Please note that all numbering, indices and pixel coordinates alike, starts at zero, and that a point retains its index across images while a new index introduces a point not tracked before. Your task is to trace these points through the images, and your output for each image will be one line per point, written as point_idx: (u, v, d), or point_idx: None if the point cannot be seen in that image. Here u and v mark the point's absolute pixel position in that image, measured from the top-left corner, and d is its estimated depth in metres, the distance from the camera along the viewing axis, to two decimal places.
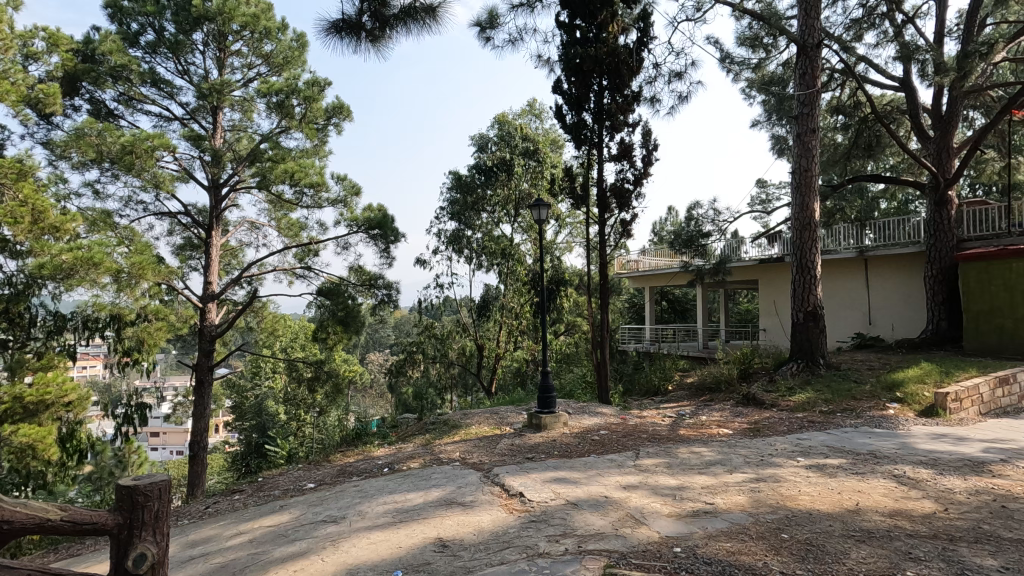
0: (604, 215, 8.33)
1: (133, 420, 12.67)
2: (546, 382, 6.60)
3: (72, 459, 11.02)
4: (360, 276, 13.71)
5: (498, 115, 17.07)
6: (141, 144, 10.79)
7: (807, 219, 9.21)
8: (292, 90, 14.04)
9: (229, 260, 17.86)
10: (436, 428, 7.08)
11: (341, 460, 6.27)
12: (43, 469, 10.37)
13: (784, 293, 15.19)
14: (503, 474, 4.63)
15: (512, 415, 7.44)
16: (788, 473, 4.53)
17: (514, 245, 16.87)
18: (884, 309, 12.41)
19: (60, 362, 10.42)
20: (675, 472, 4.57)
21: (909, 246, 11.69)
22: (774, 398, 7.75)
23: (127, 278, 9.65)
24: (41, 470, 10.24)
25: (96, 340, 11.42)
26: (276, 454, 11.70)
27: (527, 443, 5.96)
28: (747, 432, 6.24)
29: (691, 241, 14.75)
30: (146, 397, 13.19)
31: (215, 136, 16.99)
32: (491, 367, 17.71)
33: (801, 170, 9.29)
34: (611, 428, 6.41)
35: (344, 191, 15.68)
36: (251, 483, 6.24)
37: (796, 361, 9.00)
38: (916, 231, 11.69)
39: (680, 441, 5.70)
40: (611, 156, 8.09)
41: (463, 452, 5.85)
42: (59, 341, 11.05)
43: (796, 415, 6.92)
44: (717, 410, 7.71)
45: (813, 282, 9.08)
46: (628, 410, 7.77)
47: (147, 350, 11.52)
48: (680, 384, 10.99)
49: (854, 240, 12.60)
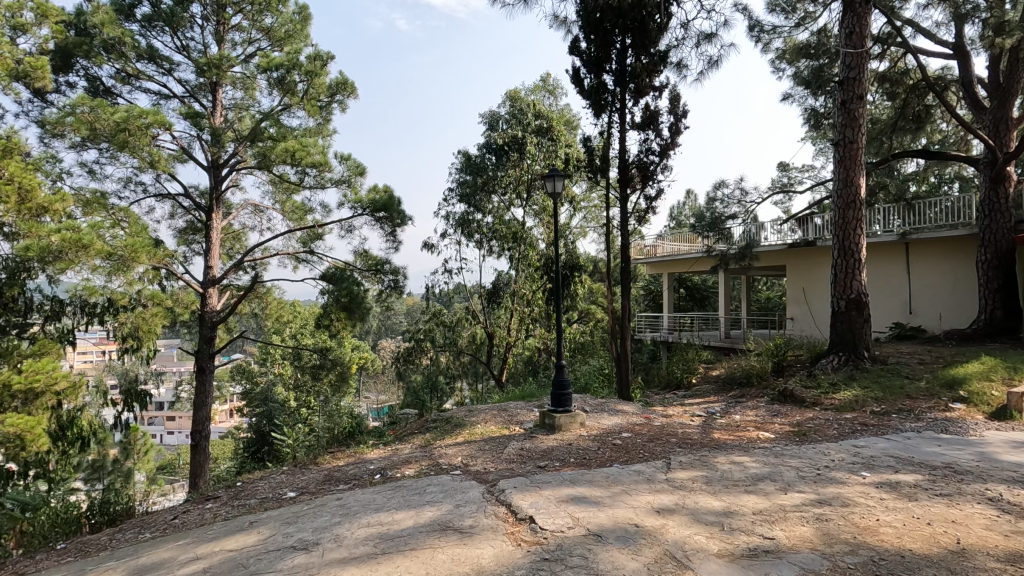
0: (626, 192, 7.43)
1: (132, 405, 12.35)
2: (561, 378, 5.83)
3: (75, 448, 10.68)
4: (366, 261, 13.03)
5: (510, 91, 16.10)
6: (135, 121, 10.08)
7: (852, 196, 8.27)
8: (293, 64, 13.29)
9: (232, 244, 17.31)
10: (438, 425, 6.38)
11: (329, 462, 5.61)
12: (44, 457, 9.97)
13: (814, 280, 14.24)
14: (511, 490, 3.88)
15: (522, 412, 6.72)
16: (858, 494, 3.73)
17: (526, 228, 15.96)
18: (927, 297, 11.47)
19: (58, 349, 9.87)
20: (718, 490, 3.80)
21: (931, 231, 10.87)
22: (816, 395, 6.92)
23: (121, 262, 8.99)
24: (41, 458, 9.87)
25: (96, 326, 10.83)
26: (281, 442, 11.16)
27: (539, 447, 5.22)
28: (792, 437, 5.44)
29: (716, 224, 13.79)
30: (147, 383, 12.94)
31: (216, 115, 16.32)
32: (502, 356, 16.97)
33: (845, 142, 8.33)
34: (635, 429, 5.65)
35: (348, 171, 14.97)
36: (231, 486, 5.58)
37: (837, 354, 8.13)
38: (948, 214, 10.77)
39: (716, 448, 4.92)
40: (634, 126, 7.23)
41: (465, 457, 5.13)
42: (59, 327, 10.52)
43: (843, 416, 6.10)
44: (751, 409, 6.92)
45: (857, 267, 8.19)
46: (651, 408, 7.00)
47: (146, 338, 10.90)
48: (704, 377, 10.21)
49: (879, 224, 11.89)
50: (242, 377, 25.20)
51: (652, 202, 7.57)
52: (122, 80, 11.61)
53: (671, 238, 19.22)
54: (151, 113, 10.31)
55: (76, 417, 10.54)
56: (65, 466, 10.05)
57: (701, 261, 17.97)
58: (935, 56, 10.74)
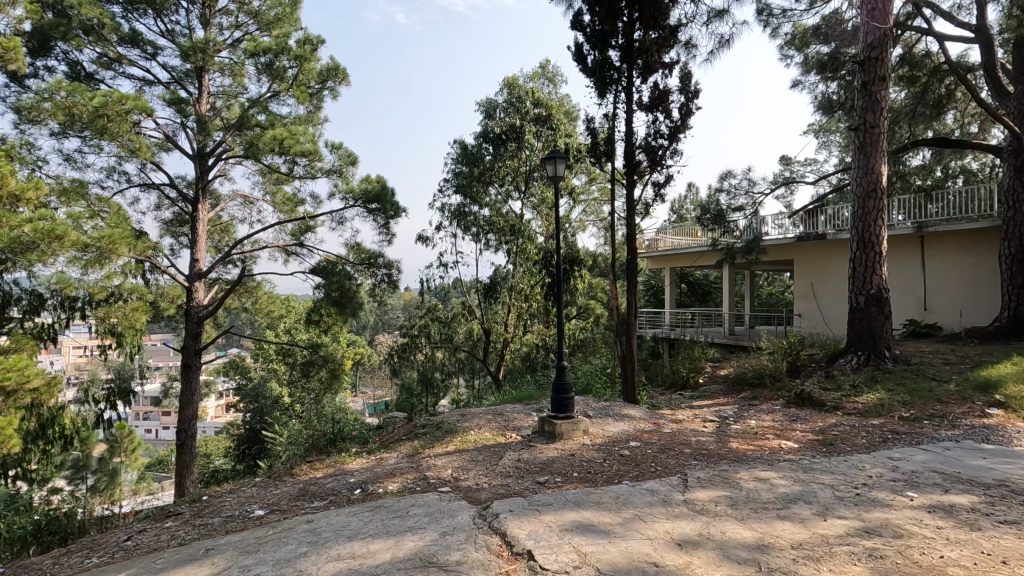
0: (632, 179, 6.84)
1: (116, 403, 11.60)
2: (562, 380, 5.31)
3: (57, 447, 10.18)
4: (359, 255, 12.46)
5: (507, 77, 15.48)
6: (112, 104, 9.33)
7: (872, 184, 7.73)
8: (281, 48, 12.69)
9: (220, 237, 16.72)
10: (427, 431, 5.85)
11: (307, 473, 5.06)
12: (24, 455, 9.52)
13: (823, 275, 13.71)
14: (506, 515, 3.34)
15: (520, 416, 6.18)
16: (910, 521, 3.20)
17: (524, 221, 15.36)
18: (944, 294, 10.99)
19: (34, 347, 9.20)
20: (747, 516, 3.27)
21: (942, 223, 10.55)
22: (837, 399, 6.41)
23: (96, 253, 8.14)
24: (20, 457, 9.41)
25: (77, 323, 10.19)
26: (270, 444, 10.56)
27: (539, 458, 4.69)
28: (817, 446, 4.92)
29: (722, 216, 13.22)
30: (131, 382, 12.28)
31: (202, 103, 15.69)
32: (499, 353, 16.42)
33: (866, 127, 7.77)
34: (644, 437, 5.13)
35: (339, 160, 14.39)
36: (196, 499, 5.03)
37: (856, 353, 7.61)
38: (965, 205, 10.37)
39: (737, 461, 4.40)
40: (641, 107, 6.67)
41: (456, 470, 4.62)
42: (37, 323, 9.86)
43: (870, 422, 5.58)
44: (767, 414, 6.41)
45: (878, 260, 7.68)
46: (659, 412, 6.47)
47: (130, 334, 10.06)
48: (711, 377, 9.70)
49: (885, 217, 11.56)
50: (234, 373, 24.62)
51: (661, 189, 6.99)
52: (103, 63, 10.95)
53: (673, 232, 18.68)
54: (132, 97, 9.62)
55: (58, 415, 9.94)
56: (47, 467, 9.43)
57: (705, 256, 17.45)
58: (956, 41, 10.09)
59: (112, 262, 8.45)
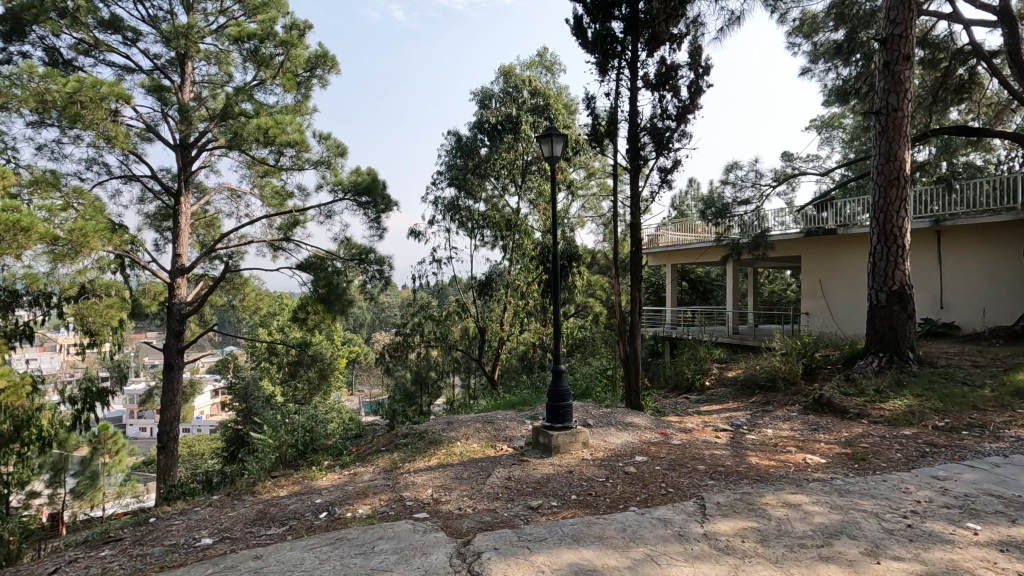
0: (635, 164, 6.24)
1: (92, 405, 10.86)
2: (560, 387, 4.72)
3: (33, 449, 9.52)
4: (349, 250, 11.85)
5: (503, 66, 14.86)
6: (87, 90, 8.33)
7: (895, 172, 7.16)
8: (267, 34, 11.99)
9: (206, 231, 16.10)
10: (408, 442, 5.25)
11: (269, 491, 4.46)
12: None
13: (833, 272, 13.14)
14: (490, 555, 2.75)
15: (512, 425, 5.60)
16: (983, 563, 2.61)
17: (521, 216, 14.76)
18: (962, 291, 10.49)
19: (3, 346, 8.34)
20: (783, 557, 2.67)
21: (963, 216, 10.09)
22: (860, 405, 5.85)
23: (66, 247, 7.48)
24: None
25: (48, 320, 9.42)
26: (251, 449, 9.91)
27: (532, 477, 4.10)
28: (848, 461, 4.34)
29: (728, 209, 12.62)
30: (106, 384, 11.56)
31: (185, 92, 15.03)
32: (495, 351, 15.84)
33: (889, 110, 7.19)
34: (651, 451, 4.54)
35: (328, 151, 13.80)
36: (143, 519, 4.42)
37: (877, 355, 7.04)
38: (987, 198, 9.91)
39: (760, 481, 3.80)
40: (646, 84, 6.09)
41: (437, 490, 4.04)
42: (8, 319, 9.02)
43: (902, 433, 5.01)
44: (784, 422, 5.83)
45: (900, 254, 7.11)
46: (666, 420, 5.90)
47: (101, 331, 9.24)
48: (718, 379, 9.12)
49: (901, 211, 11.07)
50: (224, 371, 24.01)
51: (668, 175, 6.39)
52: (80, 49, 10.27)
53: (675, 228, 18.07)
54: (108, 82, 8.57)
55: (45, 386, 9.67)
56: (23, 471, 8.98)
57: (709, 252, 16.85)
58: (977, 24, 9.48)
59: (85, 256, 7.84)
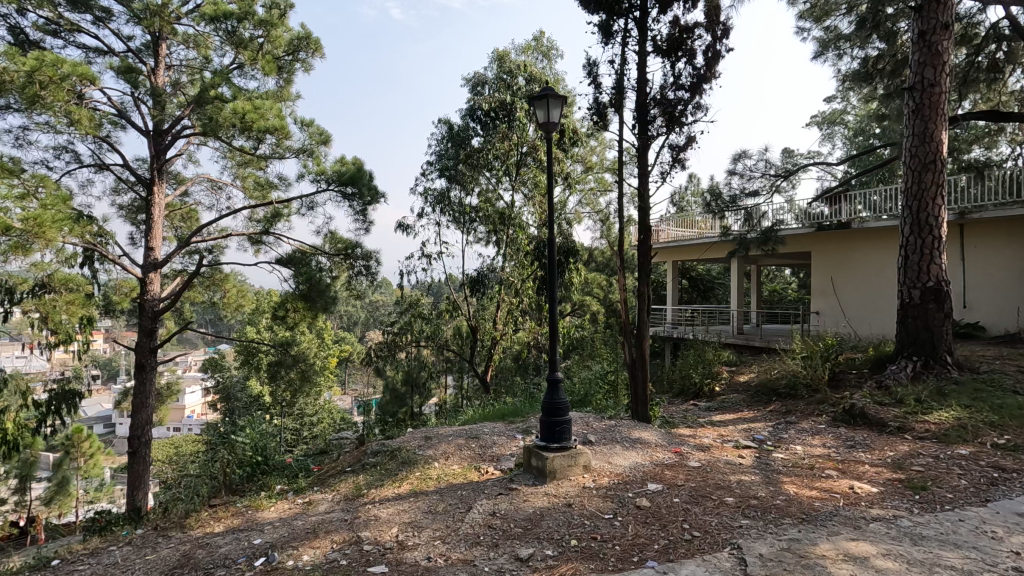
0: (643, 142, 5.46)
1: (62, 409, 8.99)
2: (556, 400, 3.95)
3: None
4: (335, 245, 10.92)
5: (497, 51, 14.03)
6: (45, 68, 6.86)
7: (930, 155, 6.41)
8: (245, 13, 10.79)
9: (183, 224, 15.22)
10: (377, 462, 4.46)
11: (203, 525, 3.68)
12: None
13: (846, 269, 12.42)
14: None
15: (501, 441, 4.81)
16: None
17: (515, 209, 13.95)
18: (989, 289, 9.80)
19: None
20: None
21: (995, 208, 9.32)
22: (901, 418, 5.10)
23: (20, 238, 6.09)
24: None
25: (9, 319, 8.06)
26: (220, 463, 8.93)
27: (522, 512, 3.31)
28: (905, 491, 3.58)
29: (736, 202, 11.83)
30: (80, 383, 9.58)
31: (160, 77, 14.10)
32: (488, 352, 14.96)
33: (924, 86, 6.43)
34: (665, 477, 3.77)
35: (310, 139, 12.95)
36: (44, 561, 3.58)
37: (910, 358, 6.30)
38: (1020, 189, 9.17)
39: (805, 520, 3.04)
40: (655, 50, 5.35)
41: (404, 529, 3.25)
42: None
43: (960, 454, 4.24)
44: (814, 437, 5.07)
45: (936, 245, 6.38)
46: (677, 434, 5.13)
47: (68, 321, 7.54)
48: (730, 384, 8.34)
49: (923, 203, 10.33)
50: (209, 371, 23.10)
51: (680, 154, 5.64)
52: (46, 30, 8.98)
53: (676, 224, 17.29)
54: (72, 59, 7.17)
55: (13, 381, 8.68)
56: None
57: (713, 249, 16.07)
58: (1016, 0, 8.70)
59: (39, 252, 6.42)
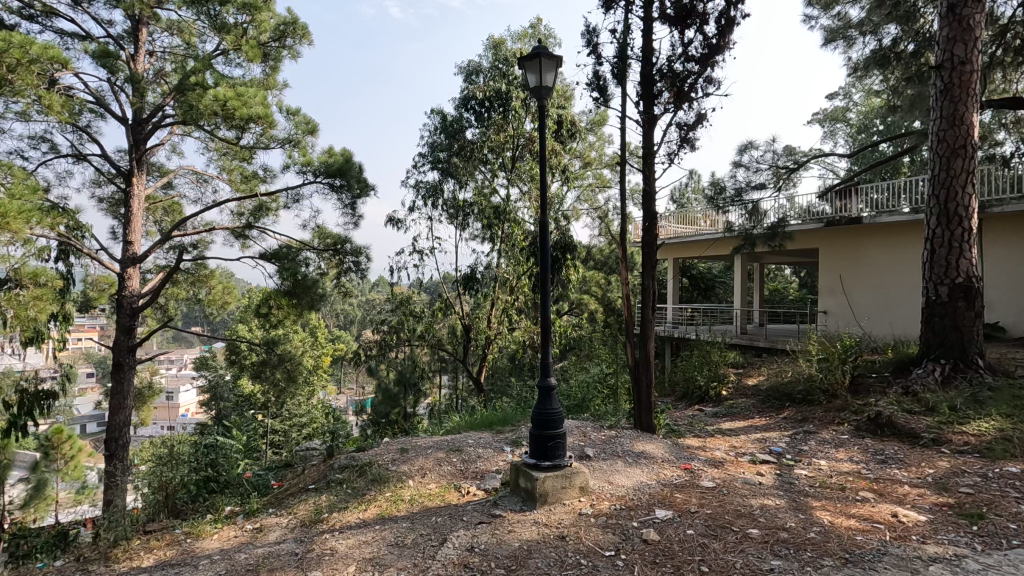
0: (647, 120, 4.91)
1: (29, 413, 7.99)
2: (548, 411, 3.39)
3: None
4: (323, 239, 10.39)
5: (492, 38, 13.44)
6: (12, 49, 6.00)
7: (958, 138, 5.87)
8: None
9: (165, 217, 14.61)
10: (343, 479, 3.90)
11: (131, 560, 3.10)
12: None
13: (856, 266, 11.87)
14: None
15: (487, 455, 4.26)
16: None
17: (510, 204, 13.37)
18: (1011, 289, 9.27)
19: None
20: None
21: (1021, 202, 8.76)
22: (935, 428, 4.57)
23: None
24: None
25: None
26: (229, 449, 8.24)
27: (505, 547, 2.75)
28: (960, 520, 3.03)
29: (741, 196, 11.28)
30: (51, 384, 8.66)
31: (140, 63, 13.44)
32: (481, 352, 14.25)
33: (954, 63, 5.88)
34: (675, 501, 3.23)
35: (296, 128, 12.33)
36: None
37: (937, 362, 5.76)
38: None
39: (851, 562, 2.48)
40: (663, 17, 4.80)
41: (363, 568, 2.68)
42: None
43: (1011, 472, 3.69)
44: (838, 450, 4.52)
45: (966, 238, 5.84)
46: (684, 446, 4.59)
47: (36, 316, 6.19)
48: (737, 388, 7.80)
49: None
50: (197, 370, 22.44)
51: (690, 133, 5.12)
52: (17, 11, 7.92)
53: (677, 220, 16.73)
54: (43, 41, 6.32)
55: None
56: None
57: (716, 245, 15.56)
58: None
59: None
